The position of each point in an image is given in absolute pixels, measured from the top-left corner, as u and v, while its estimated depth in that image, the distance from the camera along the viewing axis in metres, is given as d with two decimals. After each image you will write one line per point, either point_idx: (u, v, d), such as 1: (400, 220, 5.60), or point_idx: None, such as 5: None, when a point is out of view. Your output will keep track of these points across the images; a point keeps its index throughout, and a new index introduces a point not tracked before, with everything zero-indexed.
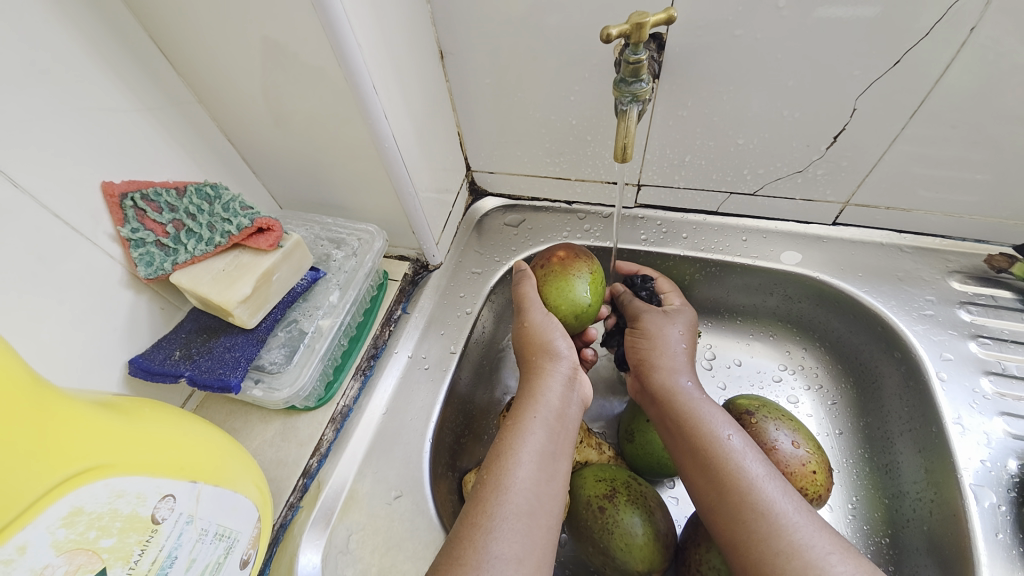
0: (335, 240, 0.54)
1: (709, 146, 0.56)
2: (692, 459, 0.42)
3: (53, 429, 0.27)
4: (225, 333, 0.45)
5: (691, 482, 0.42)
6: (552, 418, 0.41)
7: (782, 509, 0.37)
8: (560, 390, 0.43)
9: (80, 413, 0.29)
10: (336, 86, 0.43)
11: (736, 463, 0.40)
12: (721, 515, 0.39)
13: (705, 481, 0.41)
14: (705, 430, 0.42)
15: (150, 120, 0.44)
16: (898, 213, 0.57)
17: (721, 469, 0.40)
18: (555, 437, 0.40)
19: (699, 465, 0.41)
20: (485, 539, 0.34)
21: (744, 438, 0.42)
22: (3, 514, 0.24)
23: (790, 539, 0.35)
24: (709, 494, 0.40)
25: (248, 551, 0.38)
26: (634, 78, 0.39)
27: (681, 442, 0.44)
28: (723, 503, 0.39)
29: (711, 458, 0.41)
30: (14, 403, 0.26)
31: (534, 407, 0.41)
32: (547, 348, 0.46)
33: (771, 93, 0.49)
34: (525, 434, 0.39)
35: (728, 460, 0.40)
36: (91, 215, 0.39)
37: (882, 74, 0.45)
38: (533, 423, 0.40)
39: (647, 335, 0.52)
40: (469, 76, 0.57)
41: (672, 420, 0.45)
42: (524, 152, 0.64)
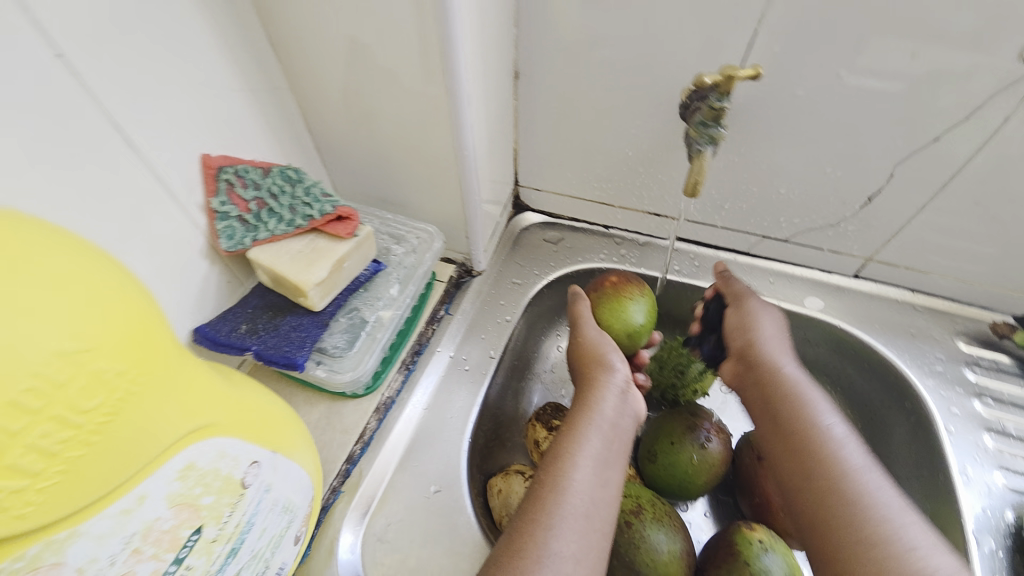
0: (395, 236, 0.56)
1: (752, 191, 0.60)
2: (791, 440, 0.47)
3: (187, 386, 0.27)
4: (291, 313, 0.46)
5: (780, 464, 0.47)
6: (608, 427, 0.43)
7: (876, 499, 0.41)
8: (614, 400, 0.45)
9: (199, 373, 0.29)
10: (433, 93, 0.45)
11: (836, 451, 0.45)
12: (808, 490, 0.44)
13: (800, 459, 0.45)
14: (807, 418, 0.47)
15: (248, 100, 0.45)
16: (915, 273, 0.62)
17: (821, 460, 0.44)
18: (611, 445, 0.42)
19: (796, 450, 0.46)
20: (544, 535, 0.36)
21: (844, 427, 0.46)
22: (131, 464, 0.24)
23: (880, 517, 0.40)
24: (802, 470, 0.45)
25: (301, 529, 0.38)
26: (714, 122, 0.42)
27: (779, 427, 0.48)
28: (813, 479, 0.44)
29: (811, 444, 0.45)
30: (168, 356, 0.26)
31: (591, 415, 0.43)
32: (602, 360, 0.48)
33: (818, 150, 0.54)
34: (584, 439, 0.41)
35: (826, 447, 0.45)
36: (187, 183, 0.41)
37: (919, 147, 0.50)
38: (589, 431, 0.42)
39: (745, 323, 0.55)
40: (538, 98, 0.60)
41: (772, 400, 0.50)
42: (576, 174, 0.67)
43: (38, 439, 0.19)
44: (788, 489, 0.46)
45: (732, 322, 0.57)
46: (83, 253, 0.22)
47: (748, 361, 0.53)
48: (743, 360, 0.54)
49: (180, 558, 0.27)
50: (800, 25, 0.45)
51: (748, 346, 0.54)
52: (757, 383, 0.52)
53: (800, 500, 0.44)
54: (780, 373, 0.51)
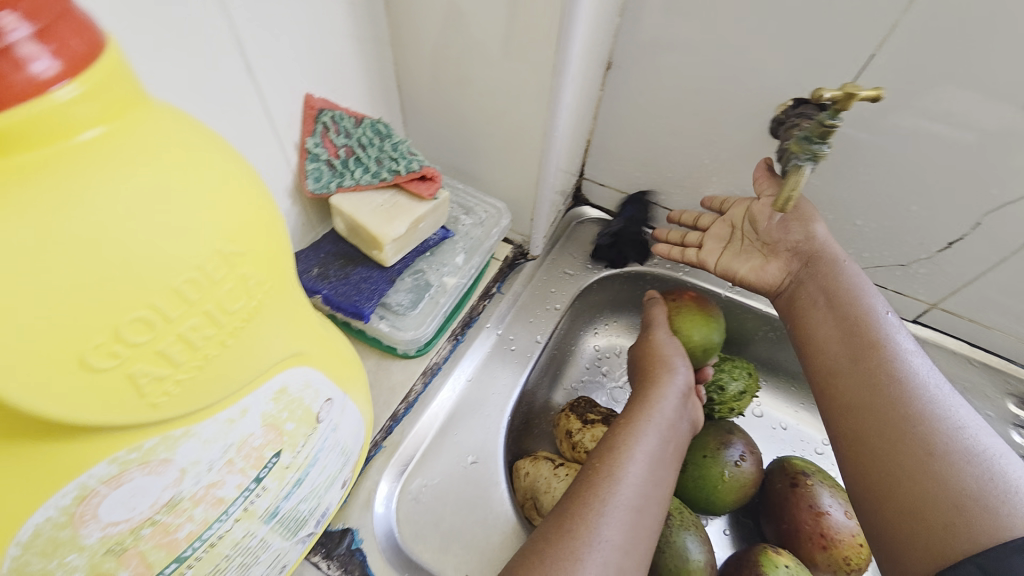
0: (464, 207, 0.57)
1: (826, 219, 0.59)
2: (841, 335, 0.47)
3: (298, 314, 0.28)
4: (361, 264, 0.46)
5: (827, 354, 0.47)
6: (665, 428, 0.43)
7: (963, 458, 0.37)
8: (673, 400, 0.45)
9: (308, 305, 0.30)
10: (538, 67, 0.44)
11: (892, 346, 0.45)
12: (852, 374, 0.45)
13: (860, 354, 0.45)
14: (870, 310, 0.47)
15: (353, 49, 0.45)
16: (978, 327, 0.60)
17: (888, 347, 0.45)
18: (665, 445, 0.42)
19: (850, 341, 0.46)
20: (596, 521, 0.36)
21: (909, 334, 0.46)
22: (242, 378, 0.24)
23: (959, 451, 0.37)
24: (856, 371, 0.45)
25: (349, 475, 0.39)
26: (820, 139, 0.41)
27: (825, 329, 0.49)
28: (866, 370, 0.44)
29: (874, 340, 0.45)
30: (290, 282, 0.26)
31: (649, 412, 0.43)
32: (666, 362, 0.48)
33: (906, 186, 0.52)
34: (640, 435, 0.41)
35: (880, 336, 0.46)
36: (288, 120, 0.41)
37: (1016, 198, 0.49)
38: (647, 426, 0.42)
39: (800, 215, 0.53)
40: (625, 92, 0.59)
41: (832, 289, 0.50)
42: (645, 175, 0.66)
43: (187, 330, 0.20)
44: (829, 405, 0.46)
45: (769, 214, 0.53)
46: (233, 152, 0.22)
47: (810, 259, 0.52)
48: (805, 258, 0.52)
49: (258, 478, 0.28)
50: (920, 55, 0.44)
51: (806, 241, 0.52)
52: (817, 278, 0.51)
53: (847, 419, 0.43)
54: (840, 268, 0.50)
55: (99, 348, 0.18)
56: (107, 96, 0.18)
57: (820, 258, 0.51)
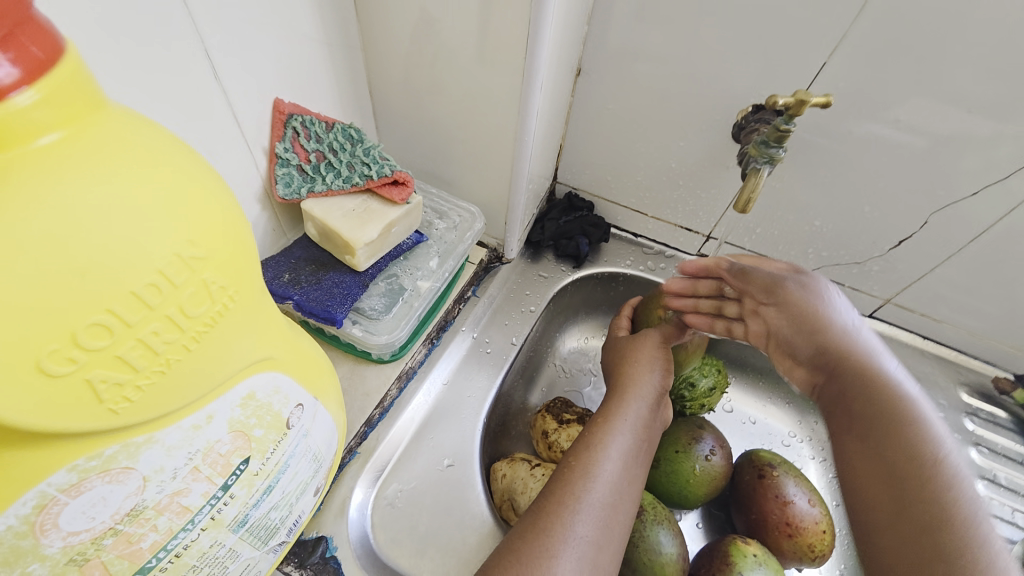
0: (438, 211, 0.57)
1: (787, 220, 0.62)
2: (881, 467, 0.34)
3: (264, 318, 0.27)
4: (334, 269, 0.46)
5: (872, 498, 0.34)
6: (640, 427, 0.43)
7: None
8: (649, 401, 0.44)
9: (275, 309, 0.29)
10: (507, 75, 0.45)
11: (933, 472, 0.32)
12: (896, 530, 0.32)
13: (903, 500, 0.32)
14: (920, 434, 0.34)
15: (323, 54, 0.45)
16: (928, 320, 0.64)
17: (944, 488, 0.31)
18: (637, 442, 0.42)
19: (880, 472, 0.34)
20: (571, 517, 0.36)
21: (965, 462, 0.33)
22: (205, 384, 0.24)
23: None
24: (907, 531, 0.31)
25: (321, 482, 0.38)
26: (776, 143, 0.44)
27: (862, 459, 0.35)
28: (911, 518, 0.31)
29: (915, 475, 0.32)
30: (255, 287, 0.26)
31: (625, 411, 0.43)
32: (649, 359, 0.47)
33: (859, 188, 0.55)
34: (615, 433, 0.41)
35: (927, 467, 0.32)
36: (258, 124, 0.41)
37: (958, 199, 0.52)
38: (622, 425, 0.42)
39: (806, 320, 0.42)
40: (594, 98, 0.61)
41: (863, 412, 0.36)
42: (616, 178, 0.68)
43: (149, 334, 0.20)
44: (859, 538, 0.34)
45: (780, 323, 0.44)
46: (197, 159, 0.22)
47: (837, 371, 0.39)
48: (829, 370, 0.40)
49: (226, 486, 0.27)
50: (867, 65, 0.47)
51: (823, 351, 0.40)
52: (844, 398, 0.38)
53: (875, 559, 0.33)
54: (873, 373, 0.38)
55: (55, 354, 0.18)
56: (65, 100, 0.18)
57: (845, 369, 0.39)
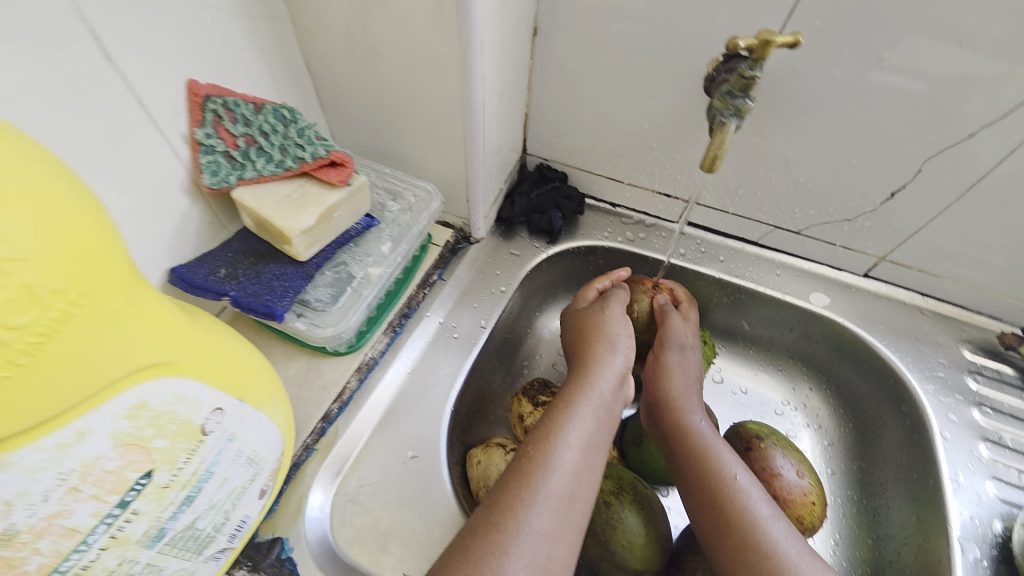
0: (392, 192, 0.54)
1: (769, 178, 0.57)
2: (696, 497, 0.46)
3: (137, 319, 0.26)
4: (274, 261, 0.43)
5: (694, 512, 0.46)
6: (602, 408, 0.41)
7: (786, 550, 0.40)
8: (613, 382, 0.43)
9: (158, 310, 0.27)
10: (443, 37, 0.42)
11: (753, 521, 0.42)
12: (728, 552, 0.42)
13: (726, 533, 0.43)
14: (718, 468, 0.46)
15: (242, 27, 0.42)
16: (927, 277, 0.60)
17: (736, 502, 0.44)
18: (600, 428, 0.40)
19: (709, 502, 0.45)
20: (525, 511, 0.34)
21: (747, 475, 0.46)
22: (64, 399, 0.22)
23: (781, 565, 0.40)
24: (715, 534, 0.44)
25: (268, 483, 0.37)
26: (742, 92, 0.39)
27: (686, 473, 0.48)
28: (729, 540, 0.42)
29: (740, 521, 0.43)
30: (115, 290, 0.24)
31: (587, 393, 0.41)
32: (610, 338, 0.46)
33: (844, 138, 0.51)
34: (576, 417, 0.39)
35: (735, 500, 0.44)
36: (171, 110, 0.38)
37: (953, 143, 0.47)
38: (584, 408, 0.40)
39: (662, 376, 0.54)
40: (555, 58, 0.56)
41: (686, 447, 0.49)
42: (587, 145, 0.64)
43: None
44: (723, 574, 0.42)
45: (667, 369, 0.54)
46: (29, 150, 0.21)
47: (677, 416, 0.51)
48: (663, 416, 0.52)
49: (124, 502, 0.26)
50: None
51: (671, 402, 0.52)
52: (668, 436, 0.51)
53: None
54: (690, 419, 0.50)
55: None
56: None
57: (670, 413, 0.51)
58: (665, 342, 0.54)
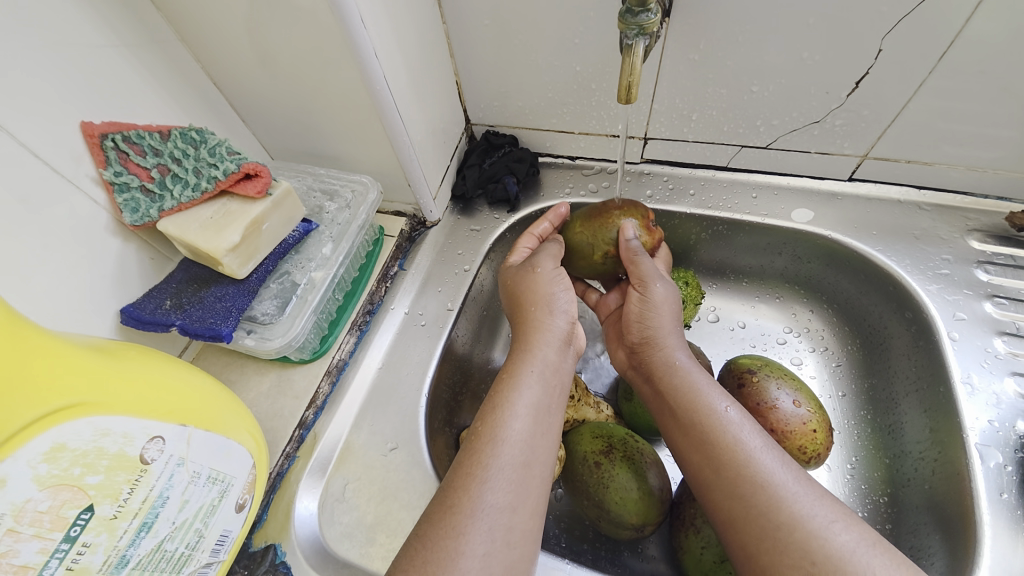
0: (328, 192, 0.53)
1: (720, 94, 0.52)
2: (683, 439, 0.41)
3: (33, 364, 0.27)
4: (216, 283, 0.44)
5: (684, 457, 0.41)
6: (548, 370, 0.41)
7: (781, 480, 0.36)
8: (557, 344, 0.43)
9: (64, 353, 0.28)
10: (324, 24, 0.40)
11: (745, 454, 0.37)
12: (722, 493, 0.37)
13: (717, 472, 0.38)
14: (700, 403, 0.41)
15: (128, 58, 0.42)
16: (919, 167, 0.54)
17: (721, 434, 0.39)
18: (550, 392, 0.40)
19: (698, 442, 0.40)
20: (479, 488, 0.33)
21: (738, 406, 0.41)
22: None
23: (778, 499, 0.35)
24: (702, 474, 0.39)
25: (244, 496, 0.38)
26: (641, 7, 0.36)
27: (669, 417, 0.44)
28: (721, 479, 0.37)
29: (731, 455, 0.38)
30: None
31: (531, 360, 0.41)
32: (547, 301, 0.45)
33: (789, 32, 0.46)
34: (521, 385, 0.39)
35: (725, 433, 0.39)
36: (72, 155, 0.38)
37: (911, 10, 0.41)
38: (529, 376, 0.40)
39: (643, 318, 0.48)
40: (466, 18, 0.53)
41: (666, 389, 0.44)
42: (526, 102, 0.60)
43: None
44: (713, 517, 0.38)
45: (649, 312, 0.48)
46: None
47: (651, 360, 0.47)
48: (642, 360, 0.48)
49: (72, 537, 0.27)
50: None
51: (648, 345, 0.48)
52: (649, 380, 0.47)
53: (732, 532, 0.36)
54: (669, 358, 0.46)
55: None
56: None
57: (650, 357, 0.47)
58: (638, 280, 0.48)
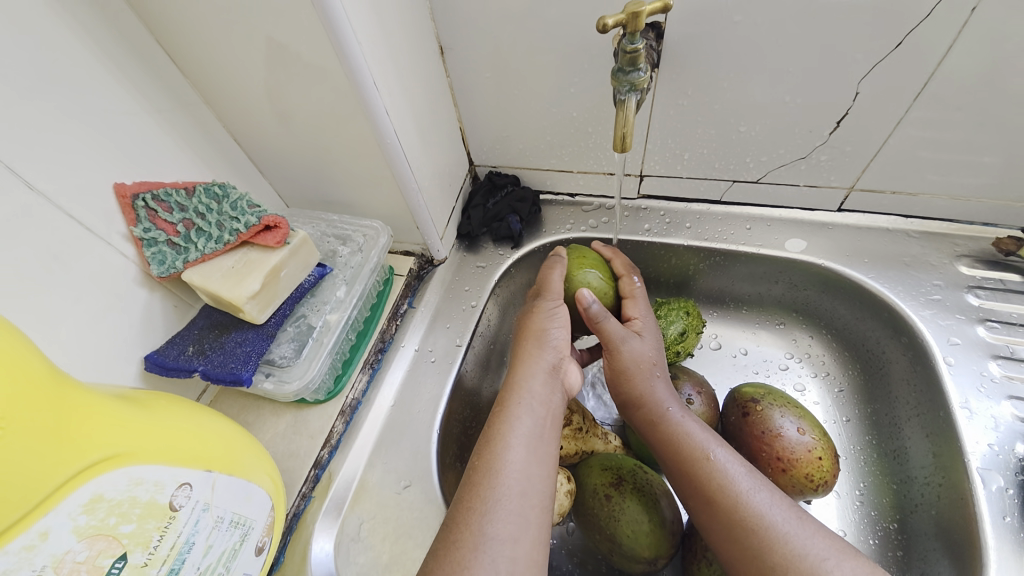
0: (341, 237, 0.56)
1: (710, 135, 0.55)
2: (678, 476, 0.42)
3: (73, 419, 0.28)
4: (236, 329, 0.46)
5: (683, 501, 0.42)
6: (539, 403, 0.42)
7: (771, 521, 0.36)
8: (544, 375, 0.45)
9: (99, 408, 0.30)
10: (339, 85, 0.43)
11: (736, 496, 0.38)
12: (721, 536, 0.38)
13: (713, 513, 0.39)
14: (691, 450, 0.42)
15: (158, 122, 0.45)
16: (904, 197, 0.56)
17: (710, 479, 0.40)
18: (542, 421, 0.41)
19: (693, 487, 0.41)
20: (480, 521, 0.34)
21: (728, 450, 0.42)
22: (16, 507, 0.25)
23: (771, 539, 0.35)
24: (700, 517, 0.40)
25: (263, 539, 0.39)
26: (632, 67, 0.40)
27: (665, 462, 0.44)
28: (717, 523, 0.38)
29: (723, 498, 0.38)
30: (35, 394, 0.27)
31: (521, 393, 0.42)
32: (539, 334, 0.47)
33: (771, 78, 0.49)
34: (513, 417, 0.40)
35: (715, 478, 0.40)
36: (105, 215, 0.41)
37: (882, 57, 0.45)
38: (519, 408, 0.41)
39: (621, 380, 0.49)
40: (469, 71, 0.56)
41: (660, 440, 0.45)
42: (527, 145, 0.63)
43: None
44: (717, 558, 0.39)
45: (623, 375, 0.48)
46: None
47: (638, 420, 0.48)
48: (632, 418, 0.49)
49: None
50: None
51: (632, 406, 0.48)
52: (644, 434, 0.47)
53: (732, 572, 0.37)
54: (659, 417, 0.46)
55: None
56: None
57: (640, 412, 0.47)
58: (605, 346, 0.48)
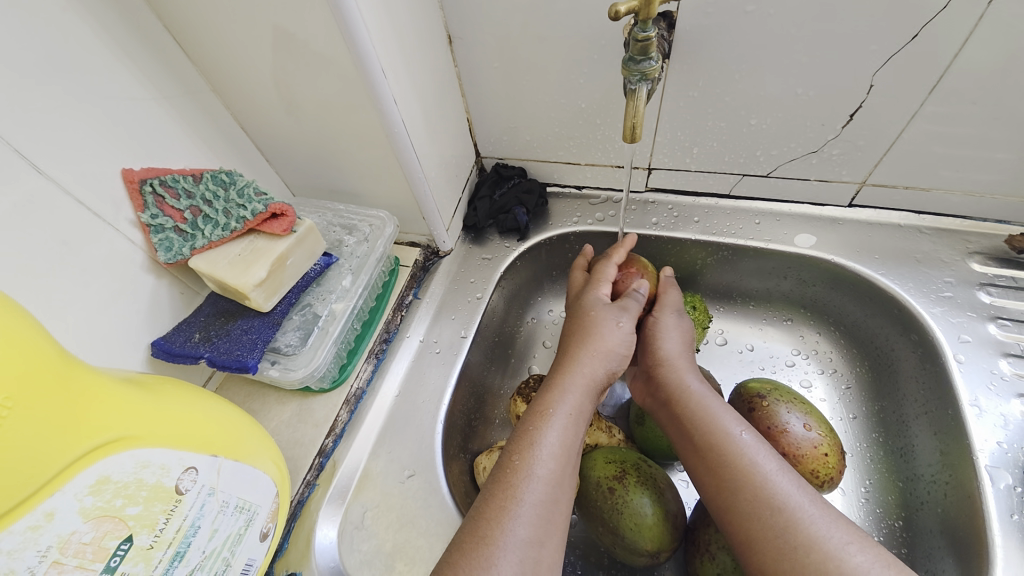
0: (347, 226, 0.56)
1: (720, 127, 0.55)
2: (698, 449, 0.42)
3: (79, 402, 0.29)
4: (242, 316, 0.46)
5: (698, 476, 0.42)
6: (581, 412, 0.42)
7: (796, 503, 0.36)
8: (593, 384, 0.44)
9: (104, 390, 0.30)
10: (347, 73, 0.43)
11: (762, 476, 0.38)
12: (739, 514, 0.38)
13: (734, 487, 0.38)
14: (716, 426, 0.42)
15: (166, 108, 0.45)
16: (917, 193, 0.55)
17: (736, 456, 0.39)
18: (580, 432, 0.41)
19: (715, 463, 0.40)
20: (510, 522, 0.34)
21: (753, 432, 0.42)
22: (23, 487, 0.25)
23: (797, 519, 0.35)
24: (717, 492, 0.39)
25: (268, 525, 0.39)
26: (643, 56, 0.39)
27: (685, 434, 0.44)
28: (738, 499, 0.38)
29: (748, 476, 0.38)
30: (42, 376, 0.27)
31: (566, 399, 0.42)
32: (606, 353, 0.45)
33: (784, 70, 0.48)
34: (556, 424, 0.40)
35: (742, 456, 0.39)
36: (112, 201, 0.41)
37: (897, 49, 0.44)
38: (563, 414, 0.41)
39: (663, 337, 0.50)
40: (477, 61, 0.56)
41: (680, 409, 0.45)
42: (534, 137, 0.63)
43: None
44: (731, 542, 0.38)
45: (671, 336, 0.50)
46: None
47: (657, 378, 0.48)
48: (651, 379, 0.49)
49: (111, 567, 0.28)
50: None
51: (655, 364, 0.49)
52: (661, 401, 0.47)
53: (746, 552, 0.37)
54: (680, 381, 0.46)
55: None
56: None
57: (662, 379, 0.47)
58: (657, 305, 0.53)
